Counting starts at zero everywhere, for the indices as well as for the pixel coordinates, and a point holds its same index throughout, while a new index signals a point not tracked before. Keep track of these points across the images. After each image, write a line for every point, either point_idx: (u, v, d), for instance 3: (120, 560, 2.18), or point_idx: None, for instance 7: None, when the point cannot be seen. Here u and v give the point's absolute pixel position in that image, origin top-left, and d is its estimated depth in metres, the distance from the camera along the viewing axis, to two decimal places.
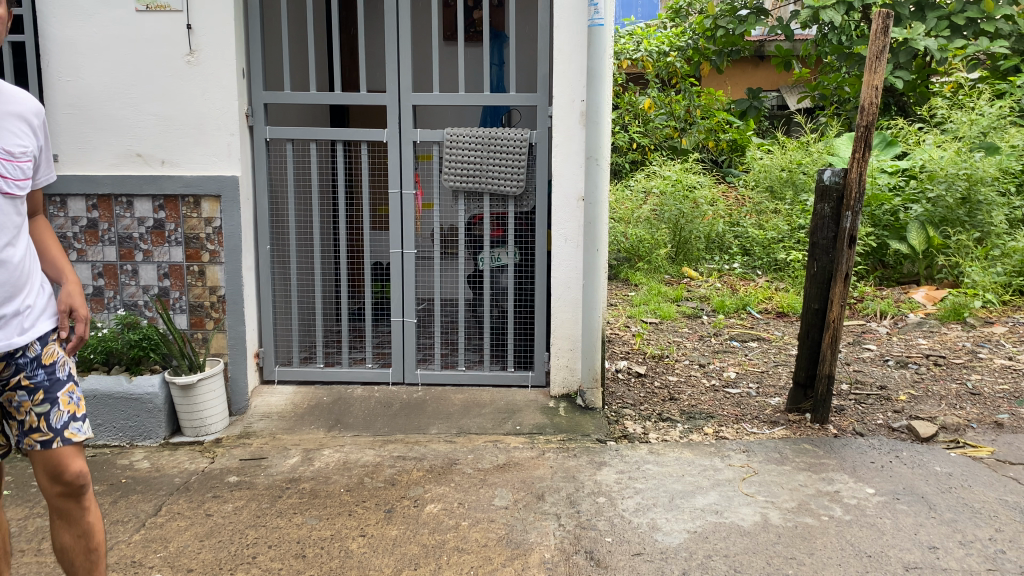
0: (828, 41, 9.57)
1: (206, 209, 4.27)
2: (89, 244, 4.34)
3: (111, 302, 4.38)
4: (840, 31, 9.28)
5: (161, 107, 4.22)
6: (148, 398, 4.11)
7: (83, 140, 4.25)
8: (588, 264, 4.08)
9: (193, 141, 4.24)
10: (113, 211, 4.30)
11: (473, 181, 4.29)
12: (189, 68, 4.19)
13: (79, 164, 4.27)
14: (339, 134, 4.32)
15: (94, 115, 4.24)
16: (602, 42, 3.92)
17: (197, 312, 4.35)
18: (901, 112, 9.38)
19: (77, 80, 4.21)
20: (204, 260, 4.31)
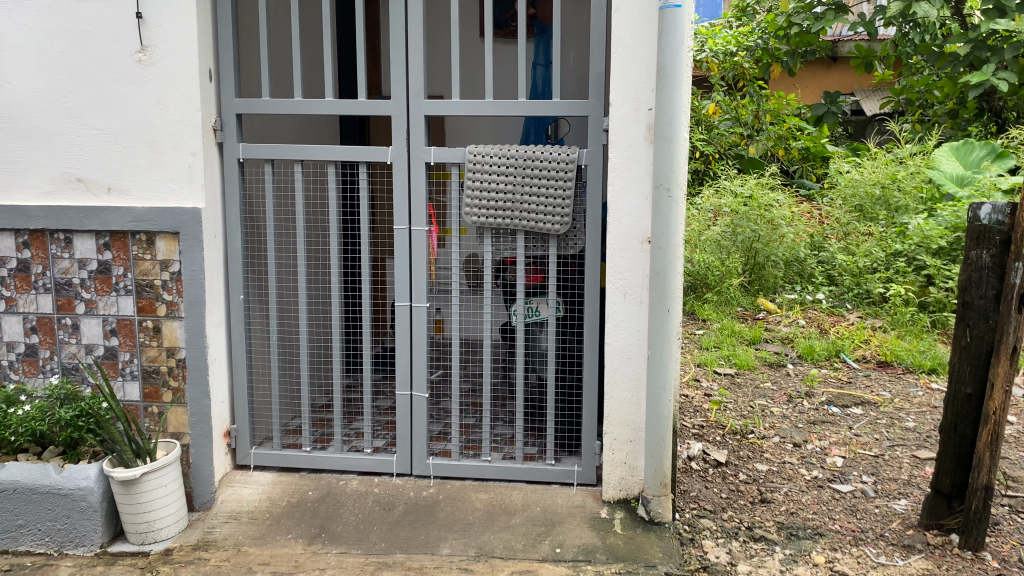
0: (910, 41, 7.85)
1: (161, 249, 3.33)
2: (20, 290, 3.45)
3: (46, 365, 3.48)
4: (923, 27, 7.55)
5: (106, 119, 3.30)
6: (80, 495, 3.17)
7: (13, 162, 3.36)
8: (656, 330, 3.00)
9: (145, 163, 3.30)
10: (48, 250, 3.40)
11: (502, 216, 3.26)
12: (140, 69, 3.24)
13: (7, 191, 3.38)
14: (331, 153, 3.32)
15: (24, 129, 3.34)
16: (679, 28, 2.85)
17: (152, 379, 3.41)
18: (996, 119, 8.19)
19: (4, 85, 3.32)
20: (159, 313, 3.37)
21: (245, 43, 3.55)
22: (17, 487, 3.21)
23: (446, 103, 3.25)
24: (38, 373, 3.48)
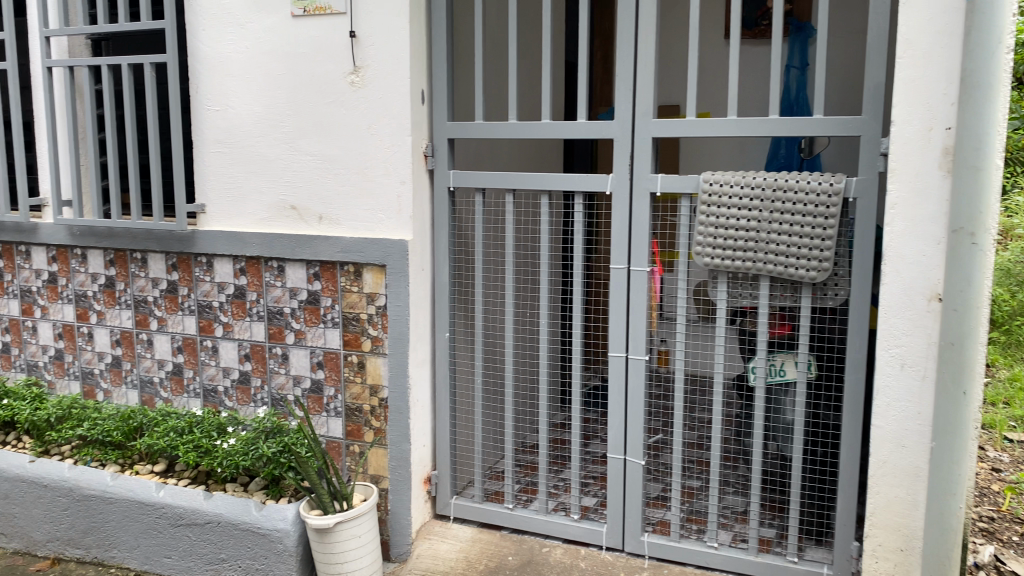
0: None
1: (368, 281, 3.13)
2: (236, 317, 3.40)
3: (258, 394, 3.41)
4: None
5: (318, 144, 3.15)
6: (278, 536, 3.05)
7: (232, 188, 3.32)
8: (943, 416, 2.31)
9: (355, 191, 3.12)
10: (263, 278, 3.32)
11: (742, 257, 2.71)
12: (352, 91, 3.05)
13: (227, 217, 3.35)
14: (547, 181, 2.94)
15: (243, 154, 3.28)
16: (994, 25, 2.14)
17: (355, 418, 3.23)
18: None
19: (226, 110, 3.28)
20: (364, 348, 3.17)
21: (459, 58, 3.26)
22: (221, 521, 3.15)
23: (680, 123, 2.74)
24: (250, 402, 3.43)
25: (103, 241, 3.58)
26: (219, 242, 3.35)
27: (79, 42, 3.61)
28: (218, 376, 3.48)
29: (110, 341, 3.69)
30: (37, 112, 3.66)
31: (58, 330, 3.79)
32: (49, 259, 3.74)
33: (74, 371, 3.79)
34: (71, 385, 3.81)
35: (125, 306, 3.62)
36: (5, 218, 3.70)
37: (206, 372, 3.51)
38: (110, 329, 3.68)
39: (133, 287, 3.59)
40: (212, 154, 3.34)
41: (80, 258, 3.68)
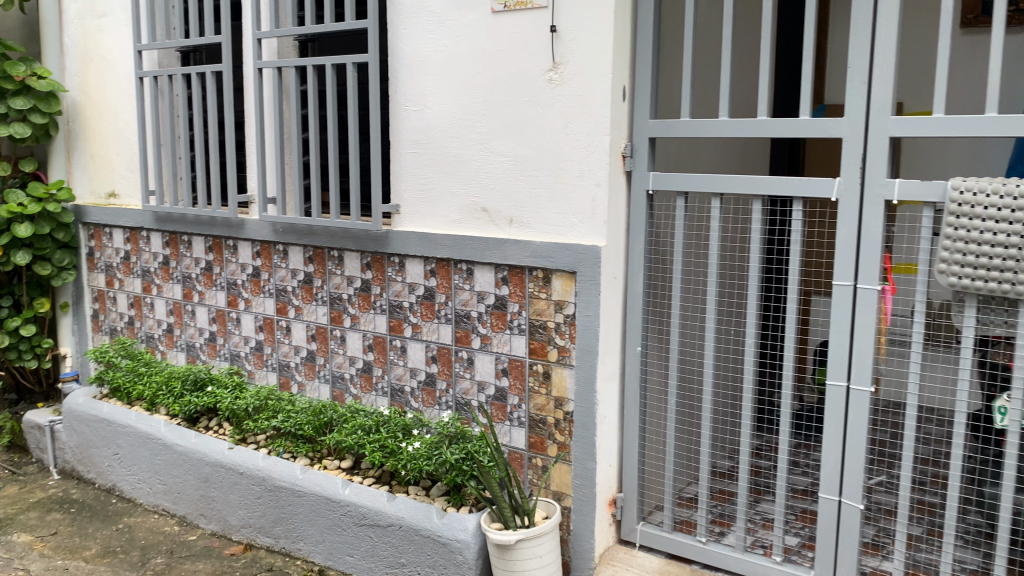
0: None
1: (557, 288, 2.97)
2: (424, 318, 3.36)
3: (443, 397, 3.34)
4: None
5: (512, 145, 3.03)
6: (458, 547, 2.96)
7: (426, 188, 3.28)
8: None
9: (548, 193, 2.96)
10: (452, 280, 3.25)
11: (998, 279, 2.31)
12: (550, 89, 2.91)
13: (420, 218, 3.31)
14: (760, 186, 2.65)
15: (438, 155, 3.23)
16: None
17: (538, 430, 3.07)
18: None
19: (424, 110, 3.24)
20: (551, 358, 3.01)
21: (666, 54, 3.04)
22: (403, 525, 3.10)
23: (924, 121, 2.38)
24: (435, 405, 3.36)
25: (303, 238, 3.66)
26: (411, 243, 3.32)
27: (288, 44, 3.70)
28: (405, 376, 3.45)
29: (306, 335, 3.76)
30: (248, 112, 3.79)
31: (259, 323, 3.92)
32: (254, 254, 3.87)
33: (272, 362, 3.90)
34: (269, 376, 3.94)
35: (322, 302, 3.68)
36: (216, 214, 3.87)
37: (394, 372, 3.49)
38: (306, 324, 3.75)
39: (329, 284, 3.64)
40: (408, 154, 3.31)
41: (281, 254, 3.77)
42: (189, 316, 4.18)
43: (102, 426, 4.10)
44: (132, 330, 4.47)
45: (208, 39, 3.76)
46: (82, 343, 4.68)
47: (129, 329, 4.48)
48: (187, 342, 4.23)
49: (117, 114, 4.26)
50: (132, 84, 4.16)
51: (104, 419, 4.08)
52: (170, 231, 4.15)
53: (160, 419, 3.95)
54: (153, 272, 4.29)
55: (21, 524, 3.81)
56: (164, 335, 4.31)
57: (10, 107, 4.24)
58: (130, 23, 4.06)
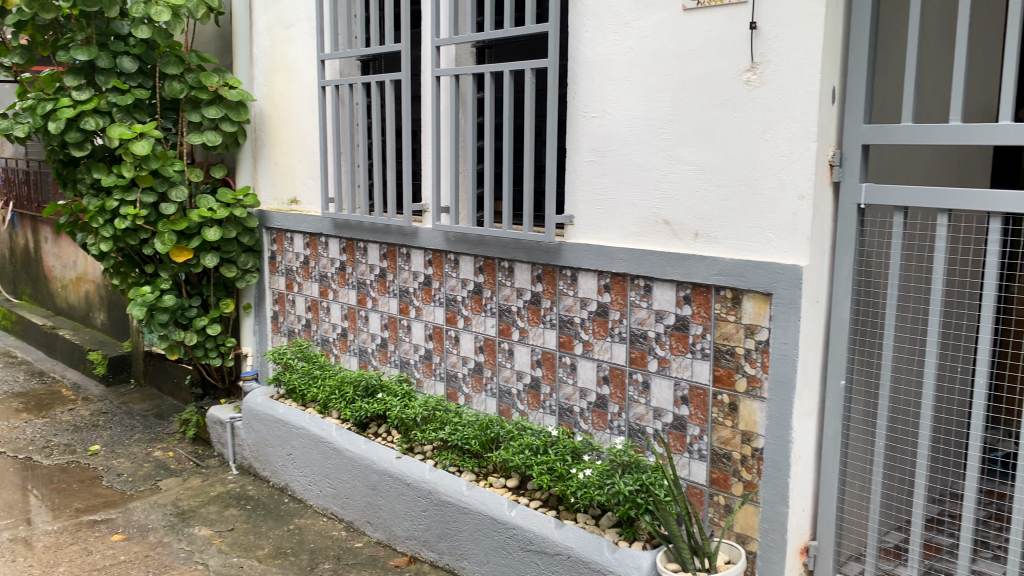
0: None
1: (748, 311, 2.70)
2: (597, 336, 3.16)
3: (615, 421, 3.14)
4: None
5: (701, 153, 2.79)
6: None
7: (604, 199, 3.09)
8: None
9: (741, 206, 2.70)
10: (628, 297, 3.04)
11: None
12: (747, 92, 2.65)
13: (596, 229, 3.13)
14: (1001, 202, 2.28)
15: (618, 163, 3.03)
16: None
17: (722, 465, 2.81)
18: None
19: (604, 116, 3.05)
20: (738, 388, 2.75)
21: (882, 51, 2.70)
22: (571, 556, 2.92)
23: None
24: (606, 428, 3.16)
25: (474, 248, 3.56)
26: (586, 256, 3.13)
27: (466, 50, 3.63)
28: (574, 396, 3.27)
29: (475, 346, 3.66)
30: (424, 119, 3.76)
31: (428, 331, 3.87)
32: (426, 262, 3.83)
33: (440, 372, 3.84)
34: (436, 386, 3.88)
35: (490, 314, 3.56)
36: (390, 222, 3.85)
37: (563, 391, 3.31)
38: (474, 335, 3.65)
39: (498, 296, 3.52)
40: (586, 162, 3.13)
41: (452, 263, 3.70)
42: (362, 321, 4.21)
43: (277, 426, 4.20)
44: (308, 332, 4.56)
45: (387, 47, 3.75)
46: (263, 343, 4.85)
47: (306, 331, 4.57)
48: (359, 347, 4.26)
49: (300, 122, 4.36)
50: (314, 93, 4.24)
51: (280, 419, 4.18)
52: (347, 238, 4.19)
53: (332, 423, 3.99)
54: (330, 277, 4.35)
55: (202, 517, 3.95)
56: (338, 338, 4.37)
57: (204, 116, 4.42)
58: (315, 33, 4.14)
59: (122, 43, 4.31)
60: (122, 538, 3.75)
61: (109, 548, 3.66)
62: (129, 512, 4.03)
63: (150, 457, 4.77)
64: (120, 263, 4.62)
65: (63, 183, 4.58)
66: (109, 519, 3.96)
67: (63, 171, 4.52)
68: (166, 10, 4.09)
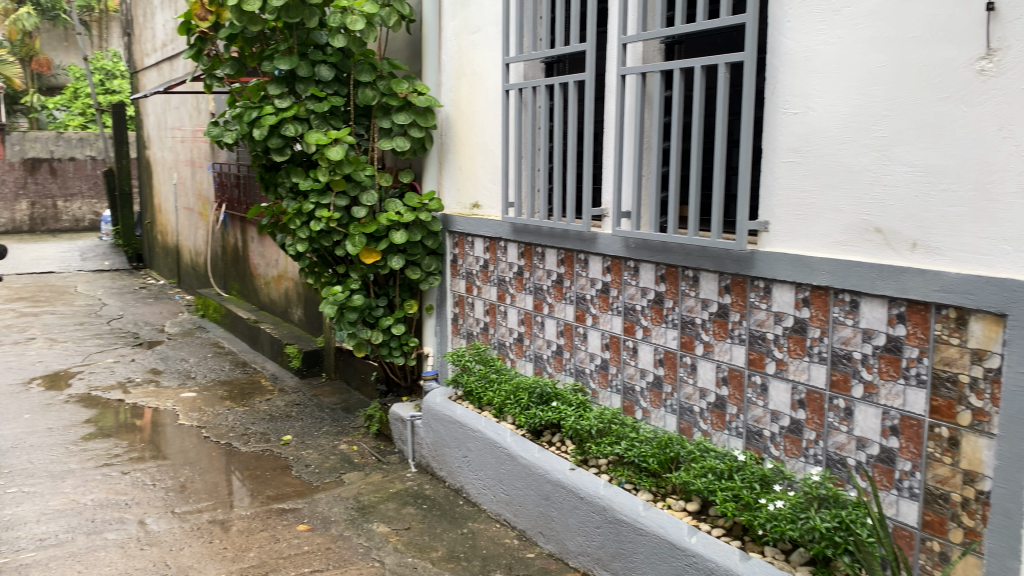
0: None
1: (977, 334, 2.36)
2: (792, 354, 2.89)
3: (811, 449, 2.85)
4: None
5: (922, 153, 2.47)
6: None
7: (805, 204, 2.82)
8: None
9: (970, 213, 2.37)
10: (829, 313, 2.76)
11: None
12: (981, 82, 2.32)
13: (795, 237, 2.86)
14: None
15: (821, 165, 2.76)
16: None
17: (937, 507, 2.48)
18: None
19: (806, 114, 2.79)
20: (961, 423, 2.41)
21: None
22: None
23: None
24: (800, 455, 2.89)
25: (656, 255, 3.38)
26: (782, 266, 2.88)
27: (654, 47, 3.47)
28: (764, 419, 3.02)
29: (654, 359, 3.48)
30: (608, 120, 3.63)
31: (606, 341, 3.73)
32: (605, 269, 3.69)
33: (618, 384, 3.69)
34: (613, 398, 3.73)
35: (672, 325, 3.37)
36: (570, 226, 3.74)
37: (752, 412, 3.07)
38: (654, 347, 3.47)
39: (681, 306, 3.32)
40: (785, 164, 2.88)
41: (632, 271, 3.54)
42: (538, 327, 4.13)
43: (454, 427, 4.22)
44: (486, 336, 4.54)
45: (573, 47, 3.65)
46: (442, 345, 4.90)
47: (483, 334, 4.56)
48: (535, 353, 4.18)
49: (484, 126, 4.36)
50: (499, 96, 4.23)
51: (457, 421, 4.20)
52: (526, 242, 4.12)
53: (507, 429, 3.96)
54: (509, 281, 4.31)
55: (381, 514, 4.04)
56: (515, 343, 4.31)
57: (394, 123, 4.56)
58: (501, 36, 4.12)
59: (321, 52, 4.48)
60: (307, 528, 3.90)
61: (295, 537, 3.80)
62: (315, 503, 4.19)
63: (336, 449, 4.96)
64: (314, 264, 4.84)
65: (266, 187, 4.86)
66: (296, 508, 4.13)
67: (266, 175, 4.80)
68: (361, 19, 4.22)
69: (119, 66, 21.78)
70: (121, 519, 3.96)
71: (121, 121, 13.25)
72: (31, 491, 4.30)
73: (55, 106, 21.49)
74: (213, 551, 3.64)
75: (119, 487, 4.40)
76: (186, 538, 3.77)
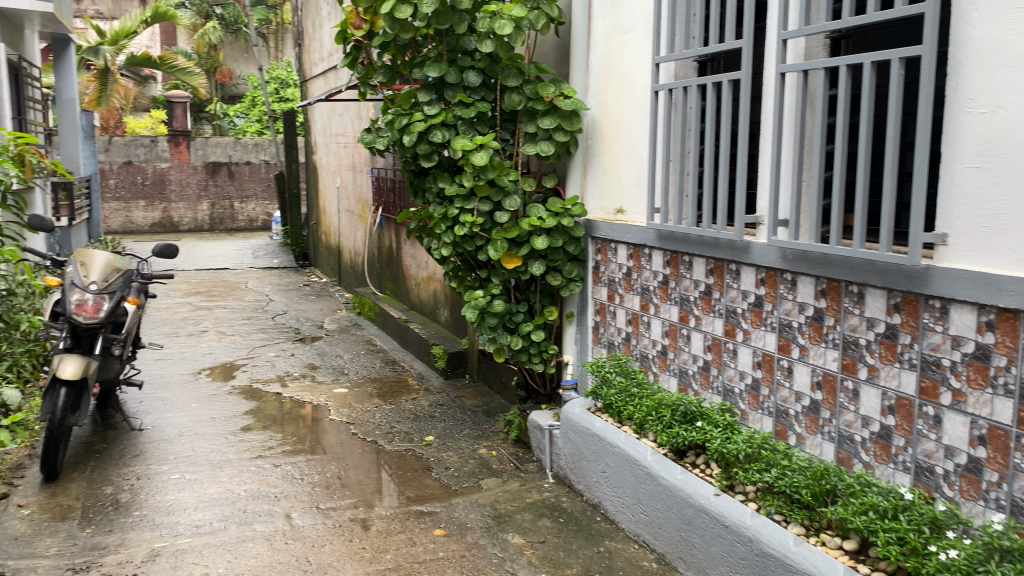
0: None
1: None
2: (973, 385, 2.54)
3: (993, 493, 2.51)
4: None
5: None
6: None
7: (992, 215, 2.50)
8: None
9: None
10: (1020, 340, 2.41)
11: None
12: None
13: (979, 253, 2.53)
14: None
15: (1013, 171, 2.43)
16: None
17: None
18: None
19: (996, 113, 2.47)
20: None
21: None
22: None
23: None
24: (980, 499, 2.55)
25: (816, 268, 3.08)
26: (963, 285, 2.55)
27: (818, 42, 3.20)
28: (937, 455, 2.67)
29: (811, 382, 3.16)
30: (765, 122, 3.38)
31: (757, 358, 3.44)
32: (758, 281, 3.41)
33: (769, 407, 3.39)
34: (764, 421, 3.43)
35: (832, 345, 3.05)
36: (720, 234, 3.52)
37: (922, 447, 2.72)
38: (811, 368, 3.15)
39: (843, 325, 3.00)
40: (969, 170, 2.56)
41: (789, 284, 3.24)
42: (683, 340, 3.91)
43: (594, 441, 4.10)
44: (628, 346, 4.38)
45: (728, 44, 3.43)
46: (583, 354, 4.77)
47: (625, 345, 4.40)
48: (679, 367, 3.96)
49: (632, 129, 4.20)
50: (648, 98, 4.06)
51: (596, 435, 4.08)
52: (672, 250, 3.92)
53: (647, 446, 3.79)
54: (653, 291, 4.12)
55: (516, 524, 3.97)
56: (658, 356, 4.11)
57: (539, 127, 4.48)
58: (652, 36, 3.96)
59: (469, 58, 4.50)
60: (443, 533, 3.89)
61: (431, 542, 3.80)
62: (452, 507, 4.19)
63: (475, 454, 4.96)
64: (458, 267, 4.86)
65: (414, 192, 4.94)
66: (434, 512, 4.15)
67: (414, 180, 4.89)
68: (509, 23, 4.16)
69: (292, 74, 23.09)
70: (270, 511, 4.11)
71: (291, 127, 14.01)
72: (193, 478, 4.55)
73: (235, 113, 23.08)
74: (352, 550, 3.70)
75: (271, 479, 4.58)
76: (327, 534, 3.86)
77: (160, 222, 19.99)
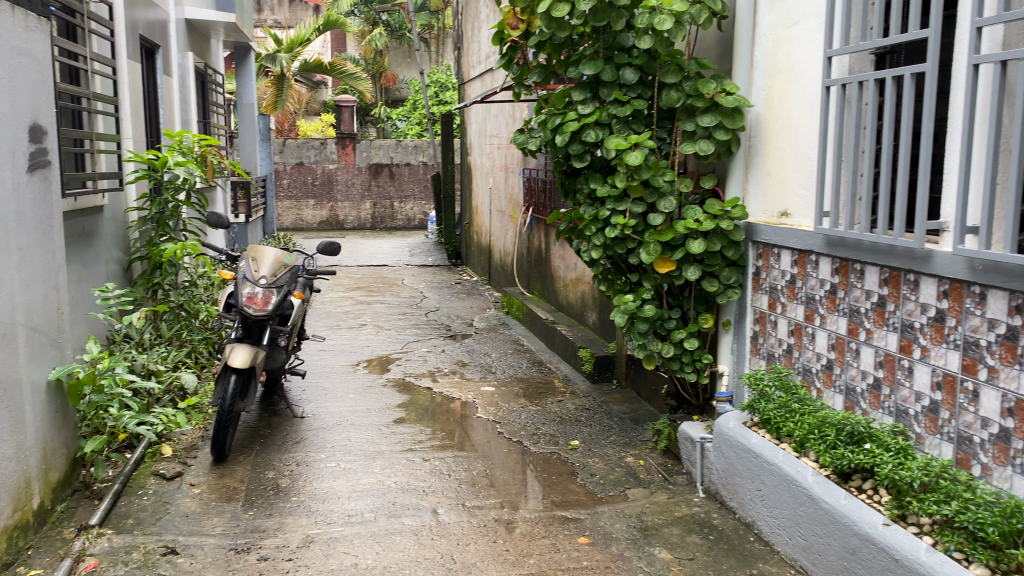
0: None
1: None
2: None
3: None
4: None
5: None
6: None
7: None
8: None
9: None
10: None
11: None
12: None
13: None
14: None
15: None
16: None
17: None
18: None
19: None
20: None
21: None
22: None
23: None
24: None
25: (1011, 281, 2.75)
26: None
27: (1019, 29, 2.90)
28: None
29: (1001, 408, 2.84)
30: (953, 119, 3.08)
31: (936, 378, 3.13)
32: (940, 293, 3.10)
33: (949, 432, 3.08)
34: (942, 448, 3.12)
35: None
36: (898, 241, 3.23)
37: None
38: (1002, 393, 2.83)
39: None
40: None
41: (977, 298, 2.93)
42: (851, 355, 3.63)
43: (749, 458, 3.90)
44: (789, 359, 4.13)
45: (912, 34, 3.14)
46: (739, 364, 4.56)
47: (786, 357, 4.15)
48: (846, 384, 3.68)
49: (799, 127, 3.96)
50: (817, 94, 3.82)
51: (751, 451, 3.88)
52: (841, 257, 3.66)
53: (808, 467, 3.56)
54: (819, 300, 3.86)
55: (664, 538, 3.84)
56: (822, 371, 3.85)
57: (698, 125, 4.31)
58: (824, 28, 3.72)
59: (626, 55, 4.42)
60: (587, 542, 3.82)
61: (575, 550, 3.74)
62: (597, 515, 4.11)
63: (622, 462, 4.84)
64: (608, 270, 4.76)
65: (565, 193, 4.89)
66: (579, 518, 4.08)
67: (566, 181, 4.84)
68: (669, 18, 4.04)
69: (452, 78, 23.70)
70: (418, 505, 4.19)
71: (449, 128, 14.35)
72: (347, 468, 4.71)
73: (398, 116, 23.97)
74: (496, 551, 3.70)
75: (420, 473, 4.67)
76: (473, 533, 3.88)
77: (327, 221, 21.06)
